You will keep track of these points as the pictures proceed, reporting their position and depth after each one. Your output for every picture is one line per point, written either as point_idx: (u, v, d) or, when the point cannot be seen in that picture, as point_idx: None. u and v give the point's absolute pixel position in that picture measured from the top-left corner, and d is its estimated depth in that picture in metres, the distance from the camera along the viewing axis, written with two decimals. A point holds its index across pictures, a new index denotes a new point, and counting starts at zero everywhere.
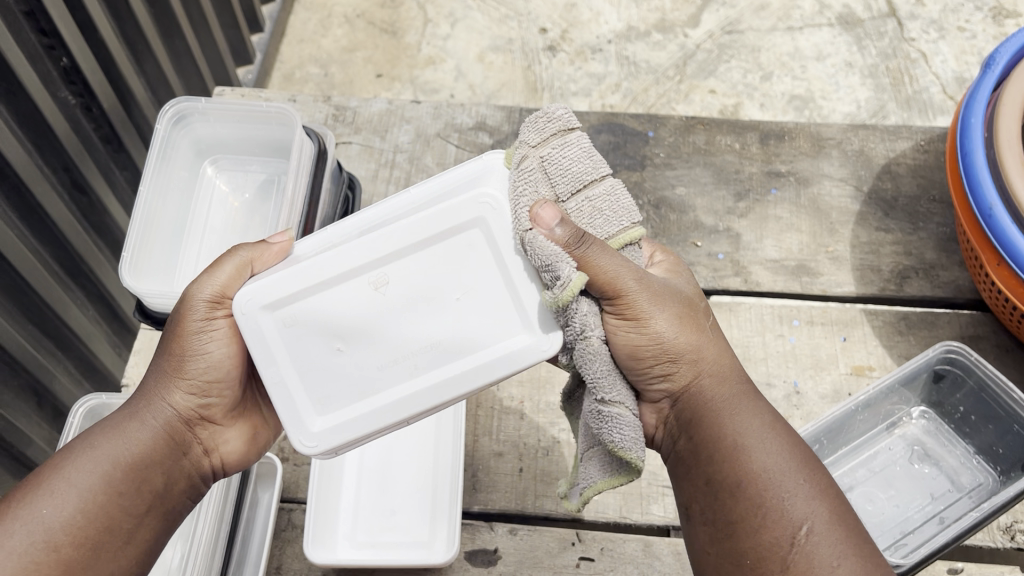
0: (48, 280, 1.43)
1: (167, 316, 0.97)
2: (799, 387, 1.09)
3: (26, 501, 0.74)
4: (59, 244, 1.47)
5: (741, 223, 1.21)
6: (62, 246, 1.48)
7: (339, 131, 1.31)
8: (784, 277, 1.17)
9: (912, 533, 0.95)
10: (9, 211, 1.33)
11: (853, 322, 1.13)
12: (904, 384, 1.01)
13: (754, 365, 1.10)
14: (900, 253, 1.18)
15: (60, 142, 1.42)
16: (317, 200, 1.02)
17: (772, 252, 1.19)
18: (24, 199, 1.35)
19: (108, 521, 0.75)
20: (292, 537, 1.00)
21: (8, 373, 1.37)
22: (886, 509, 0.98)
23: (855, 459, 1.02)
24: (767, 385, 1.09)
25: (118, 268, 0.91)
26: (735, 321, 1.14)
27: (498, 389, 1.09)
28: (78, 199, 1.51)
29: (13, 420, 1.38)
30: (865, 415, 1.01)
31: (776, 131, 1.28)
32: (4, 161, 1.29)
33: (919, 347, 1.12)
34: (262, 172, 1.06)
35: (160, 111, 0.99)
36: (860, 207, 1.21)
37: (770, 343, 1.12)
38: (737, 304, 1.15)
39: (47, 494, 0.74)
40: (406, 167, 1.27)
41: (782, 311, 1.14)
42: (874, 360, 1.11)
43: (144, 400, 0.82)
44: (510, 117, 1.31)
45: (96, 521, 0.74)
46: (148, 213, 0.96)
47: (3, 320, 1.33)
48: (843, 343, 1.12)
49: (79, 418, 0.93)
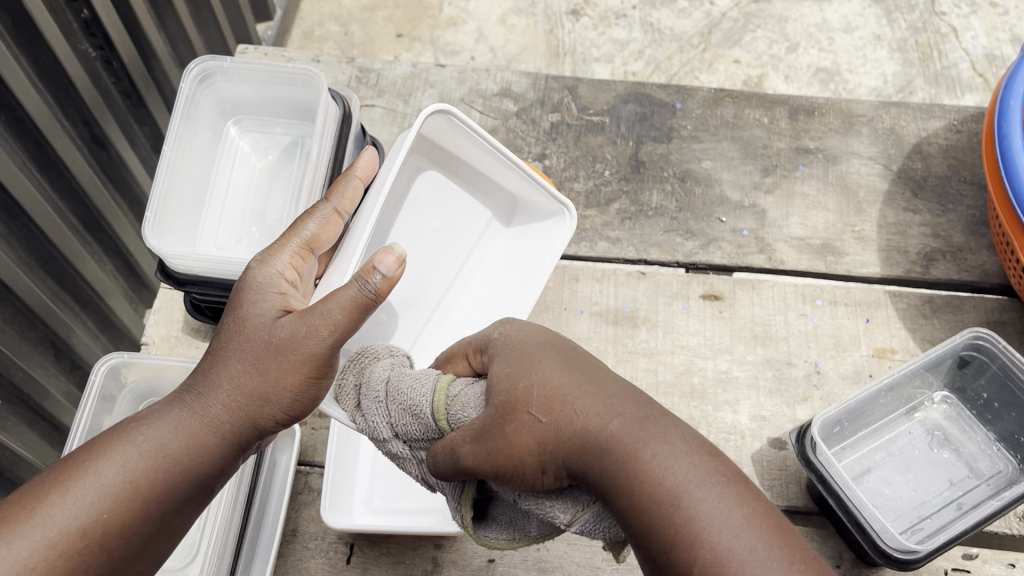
0: (66, 234, 1.43)
1: (189, 278, 0.96)
2: (819, 368, 1.08)
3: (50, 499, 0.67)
4: (78, 197, 1.46)
5: (767, 199, 1.19)
6: (81, 199, 1.47)
7: (362, 93, 1.29)
8: (809, 255, 1.15)
9: (929, 519, 0.95)
10: (30, 163, 1.33)
11: (877, 303, 1.12)
12: (929, 369, 1.00)
13: (775, 344, 1.10)
14: (928, 235, 1.16)
15: (80, 97, 1.41)
16: (341, 164, 1.01)
17: (798, 230, 1.17)
18: (44, 153, 1.35)
19: (145, 526, 0.70)
20: (308, 501, 1.01)
21: (26, 326, 1.37)
22: (903, 493, 0.97)
23: (874, 442, 1.01)
24: (786, 365, 1.09)
25: (141, 229, 0.91)
26: (758, 299, 1.12)
27: None
28: (98, 152, 1.51)
29: (32, 372, 1.39)
30: (888, 398, 1.00)
31: (806, 106, 1.26)
32: (25, 113, 1.28)
33: (944, 331, 1.11)
34: (286, 134, 1.05)
35: (185, 70, 0.98)
36: (888, 186, 1.19)
37: (792, 322, 1.11)
38: (760, 281, 1.14)
39: (74, 491, 0.68)
40: None
41: (805, 290, 1.13)
42: (896, 343, 1.10)
43: (203, 394, 0.75)
44: (536, 84, 1.29)
45: (119, 530, 0.68)
46: (171, 174, 0.95)
47: (24, 275, 1.33)
48: (866, 324, 1.11)
49: (101, 377, 0.93)
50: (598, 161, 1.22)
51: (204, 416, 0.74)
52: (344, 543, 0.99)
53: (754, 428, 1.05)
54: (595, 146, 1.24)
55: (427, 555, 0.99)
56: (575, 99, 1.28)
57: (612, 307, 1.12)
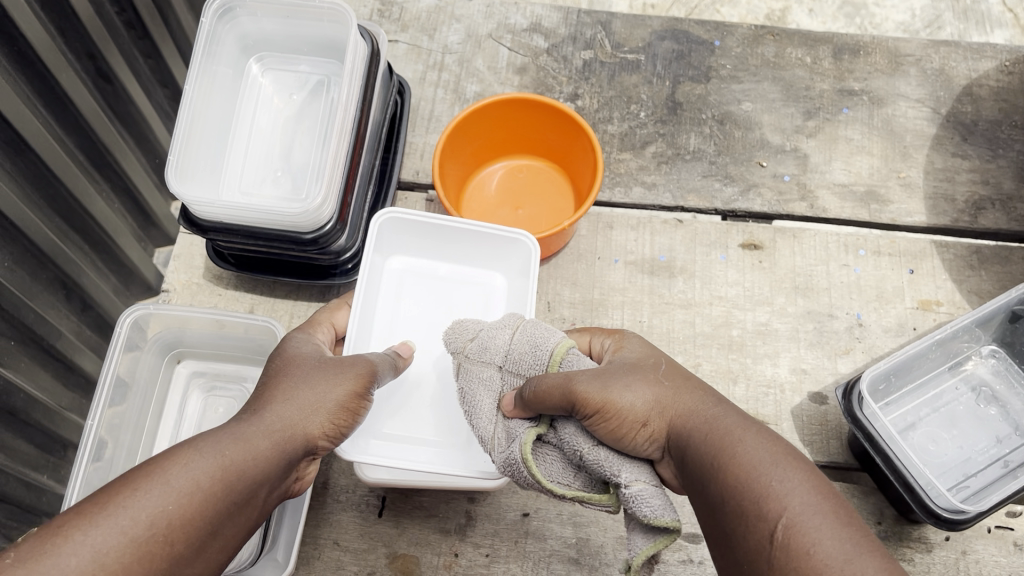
0: (74, 171, 1.31)
1: (214, 225, 0.92)
2: (863, 321, 1.05)
3: (123, 491, 0.55)
4: (83, 133, 1.33)
5: (810, 143, 1.15)
6: (86, 136, 1.34)
7: (385, 27, 1.23)
8: (852, 203, 1.11)
9: (975, 476, 0.93)
10: (31, 94, 1.21)
11: (922, 253, 1.08)
12: (979, 324, 0.96)
13: (817, 296, 1.06)
14: (977, 182, 1.12)
15: (82, 23, 1.27)
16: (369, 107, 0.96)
17: (841, 176, 1.13)
18: (48, 85, 1.23)
19: (207, 539, 0.58)
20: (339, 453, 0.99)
21: (36, 267, 1.27)
22: (948, 450, 0.95)
23: (919, 398, 0.99)
24: (829, 317, 1.05)
25: (165, 174, 0.86)
26: (799, 248, 1.09)
27: (550, 309, 1.06)
28: (100, 86, 1.36)
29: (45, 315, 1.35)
30: (936, 354, 0.97)
31: (850, 45, 1.20)
32: (25, 40, 1.16)
33: (991, 282, 1.07)
34: (310, 74, 1.00)
35: (205, 3, 0.91)
36: (936, 130, 1.15)
37: (834, 273, 1.08)
38: (801, 230, 1.10)
39: (149, 486, 0.56)
40: (456, 70, 1.20)
41: (848, 239, 1.09)
42: (942, 295, 1.06)
43: (267, 411, 0.67)
44: (568, 19, 1.23)
45: (191, 528, 0.57)
46: (194, 116, 0.90)
47: (31, 215, 1.22)
48: (911, 275, 1.07)
49: (126, 330, 0.89)
50: (633, 101, 1.17)
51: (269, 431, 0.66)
52: (375, 496, 0.98)
53: (795, 382, 1.02)
54: (630, 86, 1.18)
55: (461, 508, 0.97)
56: (609, 35, 1.22)
57: (649, 256, 1.09)
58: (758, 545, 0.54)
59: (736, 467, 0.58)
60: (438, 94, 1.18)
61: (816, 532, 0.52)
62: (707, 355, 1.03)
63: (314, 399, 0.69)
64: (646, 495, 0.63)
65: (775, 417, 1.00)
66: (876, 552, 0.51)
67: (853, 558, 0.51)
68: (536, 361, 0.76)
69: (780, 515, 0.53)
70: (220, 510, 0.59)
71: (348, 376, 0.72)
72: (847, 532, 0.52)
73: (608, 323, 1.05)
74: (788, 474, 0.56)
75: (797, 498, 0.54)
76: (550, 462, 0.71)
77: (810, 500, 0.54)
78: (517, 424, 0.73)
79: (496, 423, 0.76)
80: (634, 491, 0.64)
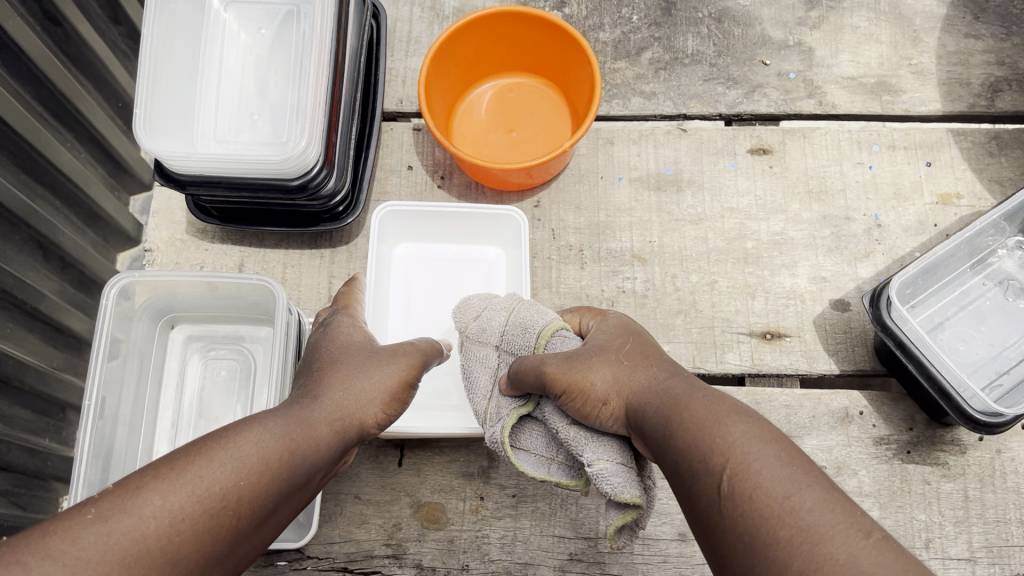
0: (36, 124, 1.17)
1: (192, 180, 0.86)
2: (882, 222, 1.00)
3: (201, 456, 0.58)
4: (39, 82, 1.19)
5: (814, 35, 1.08)
6: (42, 85, 1.20)
7: None
8: (862, 96, 1.05)
9: (1007, 373, 0.91)
10: None
11: (939, 145, 1.03)
12: (1005, 216, 0.92)
13: (832, 199, 1.02)
14: (992, 63, 1.06)
15: None
16: (345, 35, 0.88)
17: (849, 68, 1.06)
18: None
19: (265, 516, 0.60)
20: None
21: (8, 230, 1.14)
22: (979, 348, 0.92)
23: (946, 296, 0.95)
24: (846, 220, 1.01)
25: (133, 130, 0.79)
26: (811, 149, 1.04)
27: (555, 237, 1.01)
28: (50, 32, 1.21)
29: None
30: (963, 251, 0.93)
31: None
32: None
33: (1011, 169, 1.02)
34: (278, 2, 0.92)
35: None
36: (947, 10, 1.08)
37: (849, 172, 1.03)
38: (811, 130, 1.05)
39: (223, 453, 0.59)
40: None
41: (860, 136, 1.04)
42: (962, 187, 1.01)
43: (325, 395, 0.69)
44: None
45: (255, 506, 0.59)
46: (157, 63, 0.83)
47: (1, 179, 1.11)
48: (928, 169, 1.02)
49: (113, 301, 0.82)
50: (624, 5, 1.10)
51: (328, 418, 0.68)
52: (393, 446, 0.95)
53: (815, 291, 0.98)
54: None
55: (482, 451, 0.95)
56: None
57: (654, 173, 1.04)
58: (707, 497, 0.53)
59: (683, 429, 0.57)
60: (415, 14, 1.10)
61: (760, 473, 0.51)
62: (722, 271, 0.99)
63: (367, 389, 0.71)
64: (611, 473, 0.67)
65: (797, 329, 0.97)
66: (816, 482, 0.50)
67: (794, 492, 0.50)
68: (523, 342, 0.77)
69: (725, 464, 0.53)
70: (281, 491, 0.61)
71: (401, 367, 0.74)
72: (792, 471, 0.51)
73: (616, 246, 1.01)
74: (735, 426, 0.55)
75: (743, 444, 0.53)
76: (533, 439, 0.76)
77: (754, 445, 0.53)
78: (506, 402, 0.76)
79: (490, 398, 0.78)
80: (599, 469, 0.67)
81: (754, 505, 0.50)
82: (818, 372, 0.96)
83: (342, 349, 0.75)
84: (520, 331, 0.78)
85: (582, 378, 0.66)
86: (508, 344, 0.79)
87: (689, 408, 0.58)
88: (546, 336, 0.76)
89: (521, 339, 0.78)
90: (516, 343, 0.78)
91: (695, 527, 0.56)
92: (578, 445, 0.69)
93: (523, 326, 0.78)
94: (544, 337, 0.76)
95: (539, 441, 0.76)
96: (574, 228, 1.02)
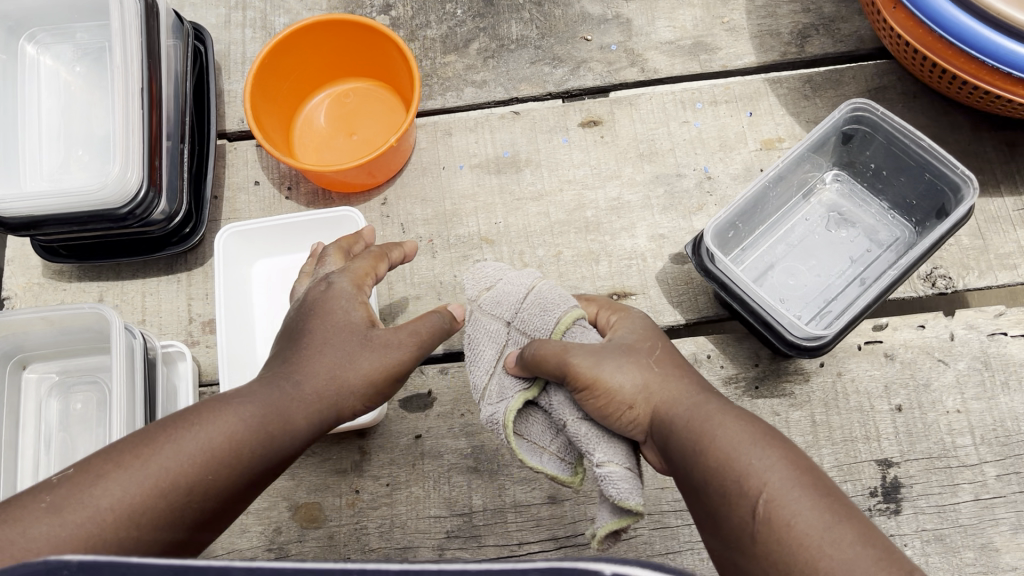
0: None
1: (20, 220, 0.88)
2: (712, 173, 1.04)
3: (152, 449, 0.69)
4: None
5: (630, 6, 1.12)
6: None
7: None
8: (682, 59, 1.10)
9: (835, 299, 0.97)
10: None
11: (757, 94, 1.08)
12: (815, 150, 0.98)
13: (663, 159, 1.06)
14: (799, 11, 1.11)
15: None
16: (157, 62, 0.91)
17: (666, 34, 1.11)
18: None
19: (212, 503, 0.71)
20: None
21: None
22: (808, 279, 0.98)
23: (774, 235, 1.01)
24: (676, 177, 1.05)
25: None
26: (638, 116, 1.08)
27: (404, 231, 1.04)
28: None
29: None
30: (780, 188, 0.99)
31: None
32: None
33: (827, 109, 1.08)
34: (89, 39, 1.00)
35: None
36: None
37: (676, 132, 1.07)
38: (637, 96, 1.09)
39: (175, 446, 0.70)
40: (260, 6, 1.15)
41: (684, 96, 1.08)
42: (782, 131, 1.06)
43: (297, 376, 0.78)
44: None
45: (205, 487, 0.70)
46: None
47: None
48: (750, 118, 1.07)
49: None
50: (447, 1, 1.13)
51: (301, 399, 0.77)
52: None
53: (655, 249, 1.02)
54: None
55: (352, 446, 0.99)
56: None
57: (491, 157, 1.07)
58: (741, 519, 0.64)
59: (714, 450, 0.68)
60: (246, 36, 1.13)
61: (788, 508, 0.62)
62: (566, 242, 1.03)
63: (353, 370, 0.79)
64: (618, 477, 0.74)
65: (642, 287, 1.01)
66: (846, 518, 0.62)
67: (827, 525, 0.61)
68: (540, 325, 0.82)
69: (760, 493, 0.64)
70: (232, 479, 0.72)
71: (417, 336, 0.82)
72: (802, 501, 0.63)
73: (464, 232, 1.04)
74: (761, 457, 0.66)
75: (773, 477, 0.64)
76: (537, 427, 0.83)
77: (777, 471, 0.65)
78: (510, 382, 0.82)
79: (492, 372, 0.83)
80: (608, 472, 0.74)
81: (775, 543, 0.62)
82: (665, 325, 1.00)
83: (315, 333, 0.81)
84: (539, 315, 0.82)
85: (602, 377, 0.73)
86: (522, 327, 0.83)
87: (717, 428, 0.69)
88: (565, 325, 0.80)
89: (490, 339, 0.83)
90: (530, 326, 0.83)
91: (712, 533, 0.67)
92: (593, 446, 0.76)
93: (515, 311, 0.82)
94: (563, 325, 0.80)
95: (532, 428, 0.82)
96: (421, 220, 1.05)
